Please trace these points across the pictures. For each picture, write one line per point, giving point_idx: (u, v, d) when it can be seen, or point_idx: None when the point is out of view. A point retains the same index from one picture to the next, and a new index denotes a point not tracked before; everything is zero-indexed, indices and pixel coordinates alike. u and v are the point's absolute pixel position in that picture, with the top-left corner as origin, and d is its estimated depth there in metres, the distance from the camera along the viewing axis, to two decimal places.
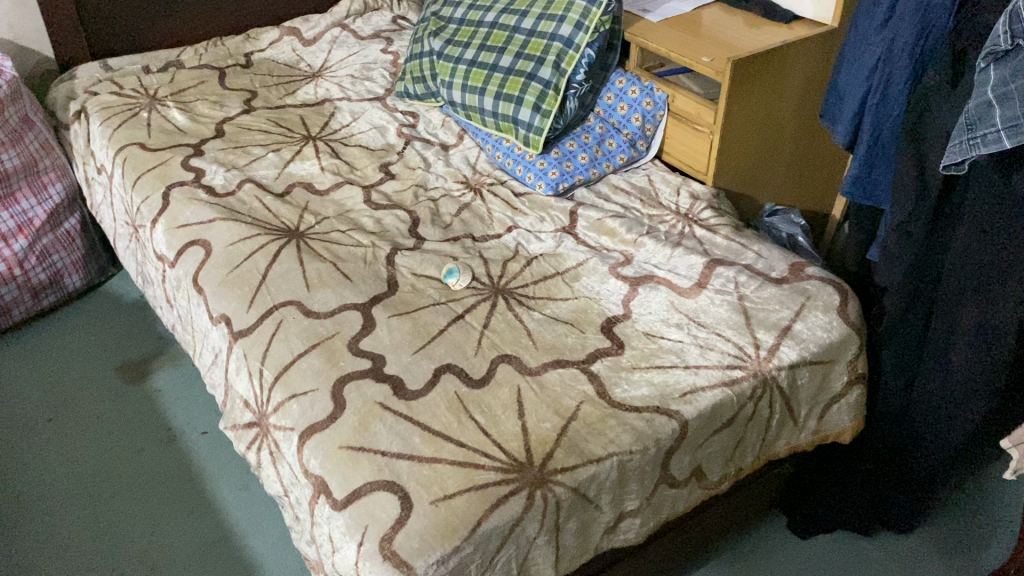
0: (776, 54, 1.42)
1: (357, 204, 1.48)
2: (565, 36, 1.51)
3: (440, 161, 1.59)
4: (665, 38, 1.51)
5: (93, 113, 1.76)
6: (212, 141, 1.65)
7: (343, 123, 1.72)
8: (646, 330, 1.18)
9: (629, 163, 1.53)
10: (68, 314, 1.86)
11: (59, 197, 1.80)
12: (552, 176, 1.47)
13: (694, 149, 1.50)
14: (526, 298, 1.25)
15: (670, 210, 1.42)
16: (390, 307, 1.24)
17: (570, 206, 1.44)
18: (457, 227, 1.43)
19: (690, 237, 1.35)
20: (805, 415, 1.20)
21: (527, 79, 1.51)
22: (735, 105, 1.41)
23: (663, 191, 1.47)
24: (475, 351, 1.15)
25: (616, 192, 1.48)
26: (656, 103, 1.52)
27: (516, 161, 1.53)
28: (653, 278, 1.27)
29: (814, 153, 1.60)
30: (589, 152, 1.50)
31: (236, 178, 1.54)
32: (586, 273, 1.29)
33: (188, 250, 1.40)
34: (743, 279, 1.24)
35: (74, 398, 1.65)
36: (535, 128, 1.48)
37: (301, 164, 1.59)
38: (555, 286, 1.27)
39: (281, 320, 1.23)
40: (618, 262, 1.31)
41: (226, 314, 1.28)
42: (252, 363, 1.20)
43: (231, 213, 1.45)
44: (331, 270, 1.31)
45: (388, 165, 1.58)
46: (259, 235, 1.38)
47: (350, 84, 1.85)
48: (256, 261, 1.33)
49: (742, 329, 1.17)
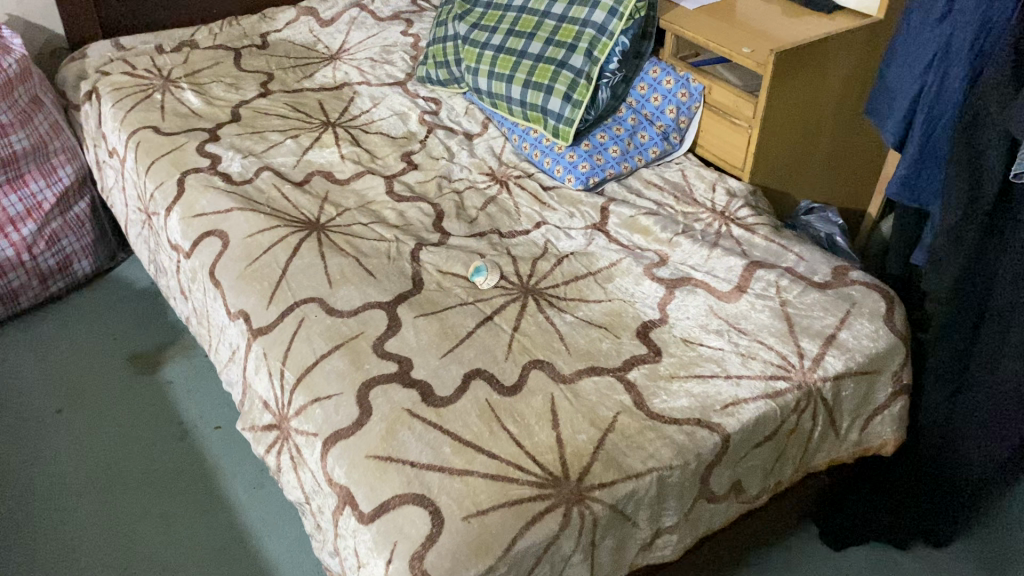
0: (820, 46, 1.36)
1: (379, 196, 1.43)
2: (598, 23, 1.45)
3: (464, 151, 1.54)
4: (703, 27, 1.45)
5: (105, 94, 1.71)
6: (228, 126, 1.59)
7: (363, 109, 1.66)
8: (684, 336, 1.13)
9: (662, 157, 1.47)
10: (77, 300, 1.81)
11: (68, 180, 1.74)
12: (583, 170, 1.42)
13: (731, 143, 1.44)
14: (557, 300, 1.20)
15: (706, 207, 1.37)
16: (416, 307, 1.19)
17: (601, 202, 1.39)
18: (483, 223, 1.38)
19: (727, 237, 1.30)
20: (847, 427, 1.16)
21: (557, 67, 1.45)
22: (776, 99, 1.35)
23: (698, 188, 1.41)
24: (505, 355, 1.10)
25: (648, 188, 1.42)
26: (692, 94, 1.46)
27: (544, 153, 1.47)
28: (690, 279, 1.22)
29: (853, 149, 1.54)
30: (621, 144, 1.45)
31: (253, 166, 1.48)
32: (620, 274, 1.24)
33: (204, 240, 1.35)
34: (785, 283, 1.19)
35: (84, 389, 1.61)
36: (565, 119, 1.42)
37: (321, 151, 1.53)
38: (587, 286, 1.22)
39: (302, 318, 1.18)
40: (653, 262, 1.25)
41: (245, 310, 1.23)
42: (273, 363, 1.15)
43: (249, 202, 1.39)
44: (354, 266, 1.26)
45: (411, 154, 1.53)
46: (279, 227, 1.33)
47: (369, 68, 1.79)
48: (275, 254, 1.28)
49: (785, 337, 1.12)
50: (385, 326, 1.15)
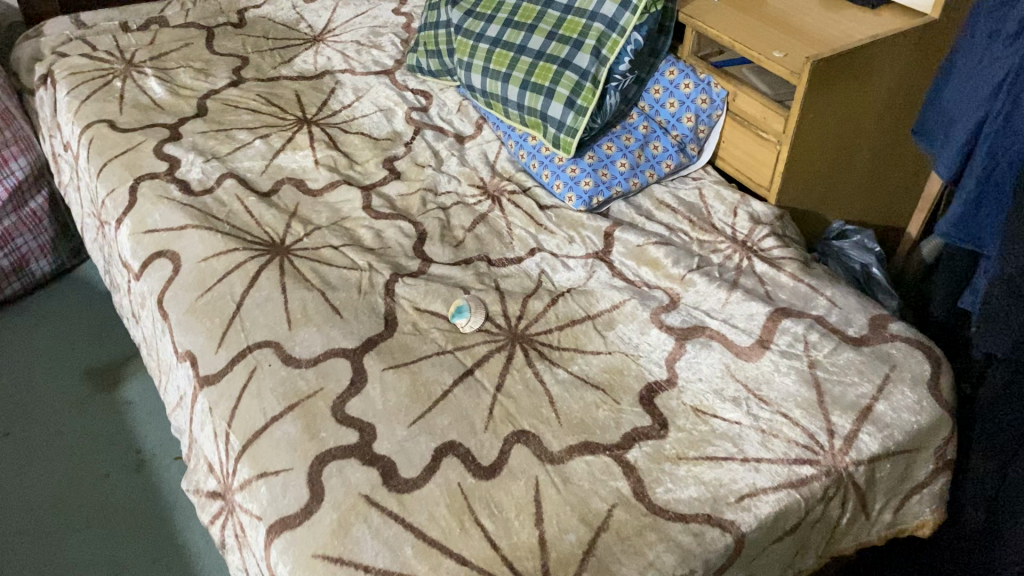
0: (866, 51, 1.17)
1: (355, 211, 1.27)
2: (607, 16, 1.26)
3: (454, 157, 1.36)
4: (729, 23, 1.26)
5: (60, 79, 1.54)
6: (191, 121, 1.43)
7: (345, 103, 1.49)
8: (695, 405, 0.97)
9: (676, 171, 1.30)
10: (35, 303, 1.66)
11: (22, 173, 1.58)
12: (586, 187, 1.25)
13: (756, 159, 1.26)
14: (550, 351, 1.04)
15: (726, 235, 1.20)
16: (386, 356, 1.03)
17: (605, 226, 1.21)
18: (470, 247, 1.21)
19: (748, 274, 1.13)
20: (880, 508, 0.99)
21: (560, 67, 1.27)
22: (810, 112, 1.17)
23: (716, 210, 1.24)
24: (485, 424, 0.95)
25: (660, 209, 1.25)
26: (714, 101, 1.28)
27: (544, 165, 1.30)
28: (703, 329, 1.05)
29: (894, 165, 1.36)
30: (630, 157, 1.27)
31: (216, 172, 1.32)
32: (623, 319, 1.07)
33: (153, 262, 1.19)
34: (814, 338, 1.03)
35: (33, 409, 1.47)
36: (567, 128, 1.24)
37: (293, 154, 1.36)
38: (584, 333, 1.06)
39: (254, 367, 1.02)
40: (662, 305, 1.09)
41: (192, 353, 1.07)
42: (218, 422, 1.00)
43: (206, 218, 1.23)
44: (318, 301, 1.10)
45: (393, 160, 1.36)
46: (237, 250, 1.17)
47: (355, 53, 1.61)
48: (230, 284, 1.12)
49: (813, 409, 0.96)
50: (347, 382, 1.00)
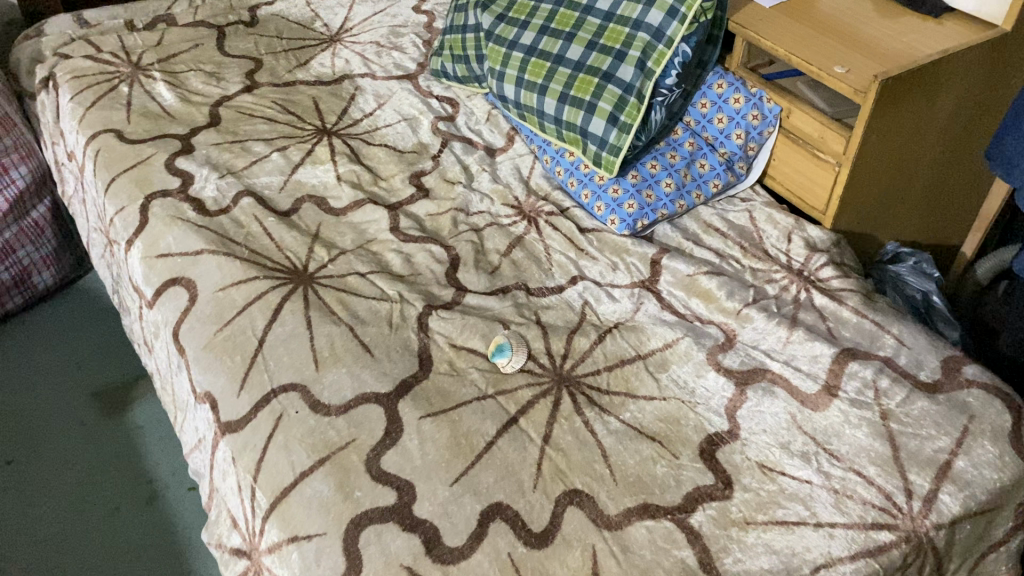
0: (935, 68, 1.09)
1: (382, 233, 1.18)
2: (653, 25, 1.17)
3: (485, 173, 1.28)
4: (783, 33, 1.17)
5: (63, 83, 1.45)
6: (204, 132, 1.34)
7: (366, 111, 1.40)
8: (761, 460, 0.89)
9: (724, 191, 1.22)
10: (38, 317, 1.58)
11: (23, 181, 1.49)
12: (629, 210, 1.17)
13: (811, 179, 1.18)
14: (600, 396, 0.96)
15: (781, 263, 1.12)
16: (422, 401, 0.95)
17: (651, 252, 1.13)
18: (506, 274, 1.13)
19: (808, 308, 1.06)
20: (954, 569, 0.90)
21: (602, 80, 1.18)
22: (875, 133, 1.09)
23: (769, 235, 1.16)
24: (534, 482, 0.87)
25: (708, 233, 1.17)
26: (766, 116, 1.20)
27: (583, 184, 1.22)
28: (763, 373, 0.98)
29: (953, 183, 1.28)
30: (676, 177, 1.19)
31: (232, 189, 1.23)
32: (676, 360, 1.00)
33: (167, 290, 1.11)
34: (885, 384, 0.95)
35: (39, 435, 1.39)
36: (610, 146, 1.16)
37: (313, 169, 1.28)
38: (635, 375, 0.98)
39: (281, 413, 0.95)
40: (717, 344, 1.01)
41: (211, 394, 1.00)
42: (243, 474, 0.92)
43: (223, 241, 1.15)
44: (347, 337, 1.02)
45: (420, 175, 1.28)
46: (257, 278, 1.09)
47: (375, 55, 1.53)
48: (251, 317, 1.05)
49: (888, 467, 0.88)
50: (381, 432, 0.92)
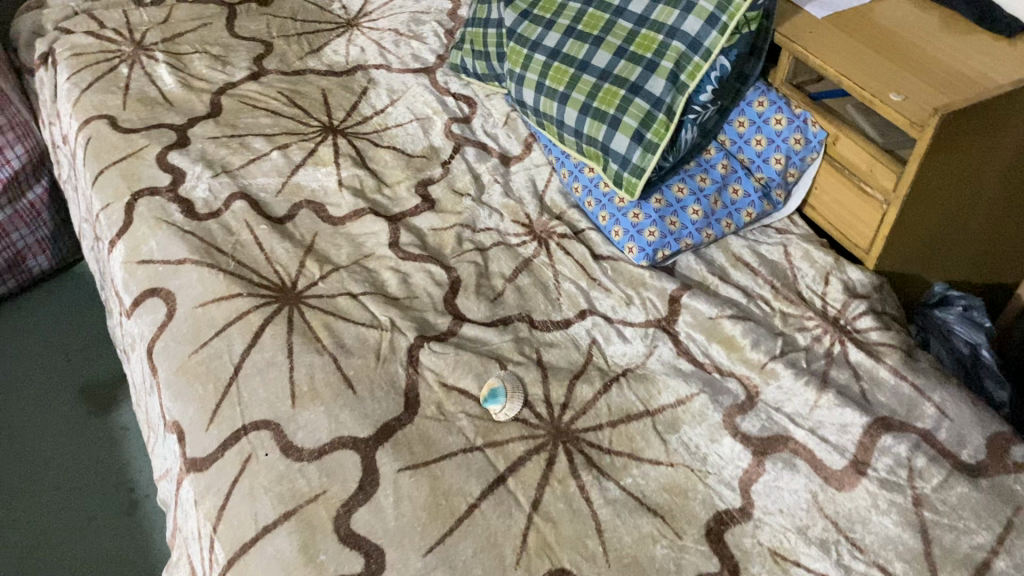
0: (1005, 100, 0.96)
1: (379, 247, 1.09)
2: (689, 33, 1.06)
3: (497, 185, 1.18)
4: (835, 49, 1.05)
5: (62, 60, 1.37)
6: (202, 123, 1.25)
7: (377, 107, 1.30)
8: (773, 547, 0.80)
9: (757, 220, 1.11)
10: (32, 302, 1.52)
11: (18, 162, 1.42)
12: (650, 238, 1.06)
13: (854, 214, 1.07)
14: (600, 457, 0.87)
15: (814, 309, 1.01)
16: (403, 452, 0.86)
17: (671, 288, 1.03)
18: (510, 302, 1.03)
19: (840, 365, 0.95)
20: None
21: (629, 92, 1.07)
22: (930, 171, 0.97)
23: (803, 274, 1.05)
24: (517, 558, 0.79)
25: (736, 268, 1.06)
26: (809, 141, 1.08)
27: (602, 204, 1.11)
28: (784, 442, 0.88)
29: (1015, 221, 1.15)
30: (705, 203, 1.08)
31: (224, 189, 1.15)
32: (687, 420, 0.90)
33: (145, 301, 1.04)
34: (921, 464, 0.84)
35: (24, 429, 1.34)
36: (632, 166, 1.05)
37: (314, 170, 1.19)
38: (641, 434, 0.89)
39: (249, 455, 0.87)
40: (736, 404, 0.91)
41: (180, 425, 0.92)
42: (204, 520, 0.85)
43: (208, 249, 1.06)
44: (329, 368, 0.94)
45: (427, 183, 1.18)
46: (240, 295, 1.01)
47: (393, 45, 1.43)
48: (228, 341, 0.97)
49: (917, 564, 0.78)
50: (354, 486, 0.84)
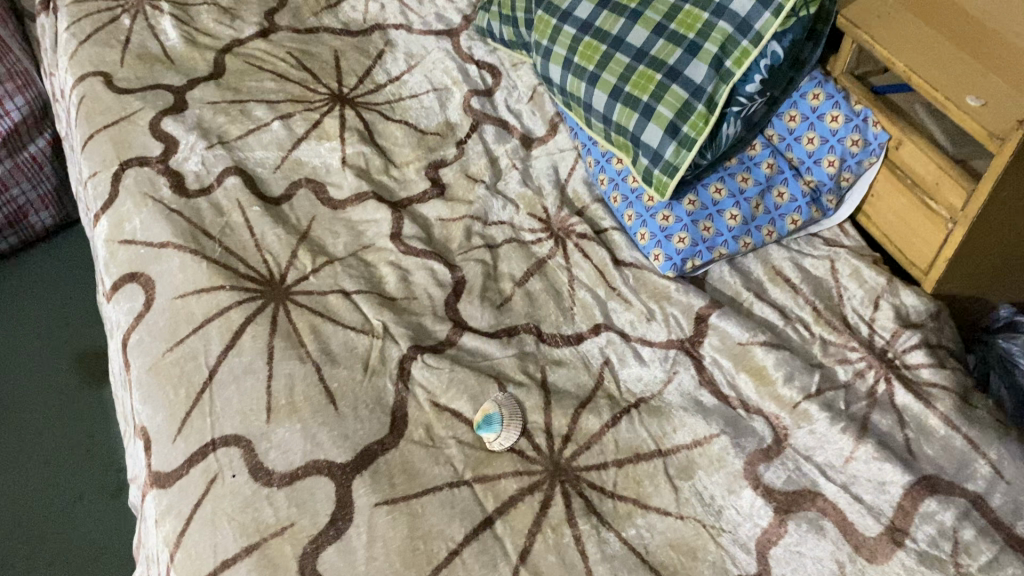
0: None
1: (380, 237, 0.99)
2: (739, 13, 0.92)
3: (515, 171, 1.07)
4: (906, 39, 0.91)
5: (62, 7, 1.28)
6: (202, 84, 1.16)
7: (392, 74, 1.19)
8: None
9: (803, 227, 0.99)
10: (34, 260, 1.46)
11: (19, 113, 1.34)
12: (680, 245, 0.94)
13: (915, 229, 0.94)
14: (600, 502, 0.78)
15: (858, 339, 0.89)
16: (383, 484, 0.78)
17: (699, 305, 0.92)
18: (517, 310, 0.93)
19: (883, 408, 0.84)
20: None
21: (666, 77, 0.94)
22: (1008, 190, 0.83)
23: (850, 294, 0.93)
24: None
25: (774, 283, 0.95)
26: (868, 142, 0.94)
27: (628, 201, 1.00)
28: (811, 499, 0.77)
29: None
30: (744, 207, 0.96)
31: (219, 164, 1.05)
32: (703, 465, 0.80)
33: (123, 287, 0.95)
34: (969, 537, 0.74)
35: (16, 396, 1.29)
36: (664, 163, 0.94)
37: (316, 145, 1.09)
38: (649, 477, 0.79)
39: (215, 475, 0.79)
40: (761, 449, 0.80)
41: (148, 433, 0.84)
42: (163, 544, 0.78)
43: (194, 232, 0.98)
44: (311, 379, 0.85)
45: (439, 166, 1.08)
46: (222, 288, 0.92)
47: (416, 3, 1.31)
48: (206, 340, 0.88)
49: None
50: (325, 520, 0.76)
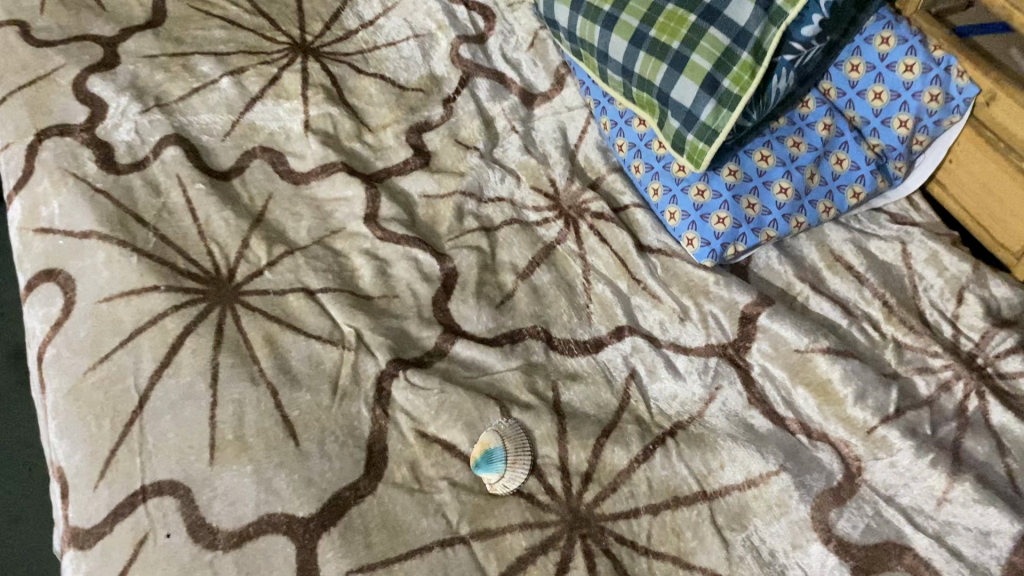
0: None
1: (351, 220, 0.82)
2: None
3: (515, 135, 0.89)
4: None
5: None
6: (138, 33, 0.96)
7: (365, 18, 1.00)
8: None
9: (866, 201, 0.81)
10: None
11: None
12: (720, 226, 0.76)
13: (1006, 205, 0.76)
14: (632, 562, 0.62)
15: (941, 342, 0.73)
16: (357, 545, 0.62)
17: (743, 302, 0.74)
18: (521, 310, 0.77)
19: (980, 430, 0.67)
20: None
21: (701, 19, 0.75)
22: None
23: (928, 284, 0.76)
24: None
25: (833, 271, 0.77)
26: (950, 97, 0.77)
27: (653, 171, 0.81)
28: (897, 555, 0.61)
29: None
30: (796, 178, 0.78)
31: (156, 131, 0.87)
32: (758, 512, 0.64)
33: (38, 286, 0.77)
34: None
35: None
36: (699, 126, 0.75)
37: (273, 107, 0.90)
38: (692, 528, 0.64)
39: (144, 535, 0.62)
40: (830, 491, 0.65)
41: (65, 476, 0.67)
42: None
43: (124, 217, 0.79)
44: (267, 407, 0.68)
45: (422, 129, 0.89)
46: (157, 289, 0.74)
47: None
48: (136, 356, 0.71)
49: None
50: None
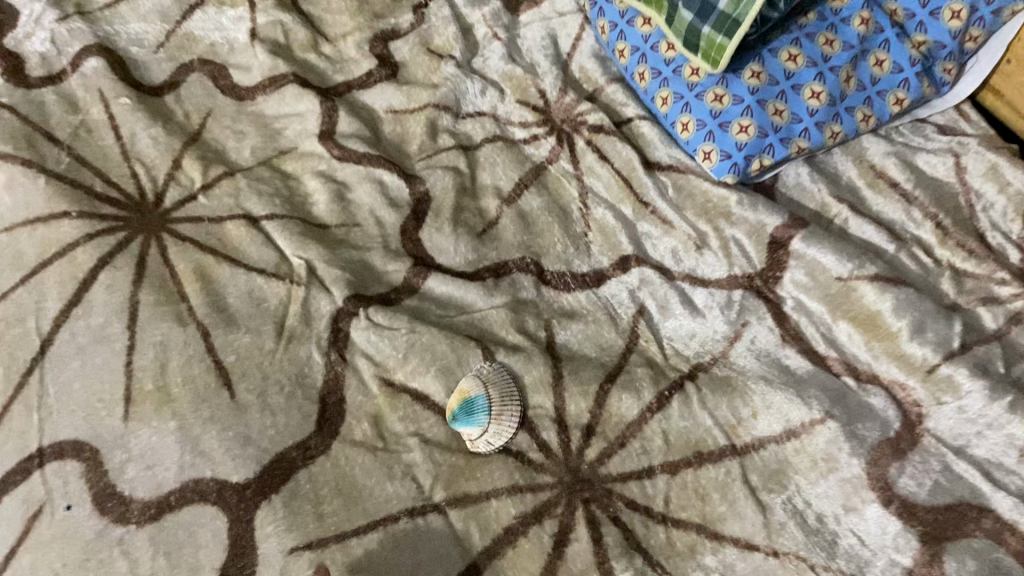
0: None
1: (304, 138, 0.69)
2: None
3: (498, 43, 0.76)
4: None
5: None
6: None
7: None
8: None
9: (911, 110, 0.69)
10: None
11: None
12: (742, 137, 0.64)
13: None
14: (647, 532, 0.51)
15: (1007, 268, 0.61)
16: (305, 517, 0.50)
17: (772, 225, 0.62)
18: (507, 239, 0.64)
19: None
20: None
21: None
22: None
23: (988, 203, 0.64)
24: None
25: (875, 190, 0.65)
26: None
27: (662, 78, 0.69)
28: (974, 519, 0.49)
29: None
30: (830, 81, 0.65)
31: (75, 40, 0.73)
32: (800, 468, 0.52)
33: None
34: None
35: None
36: (716, 15, 0.62)
37: (215, 14, 0.77)
38: (720, 490, 0.52)
39: (39, 508, 0.50)
40: (887, 442, 0.53)
41: None
42: None
43: (29, 134, 0.66)
44: (196, 351, 0.56)
45: (389, 38, 0.76)
46: (65, 215, 0.61)
47: None
48: (39, 295, 0.57)
49: None
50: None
